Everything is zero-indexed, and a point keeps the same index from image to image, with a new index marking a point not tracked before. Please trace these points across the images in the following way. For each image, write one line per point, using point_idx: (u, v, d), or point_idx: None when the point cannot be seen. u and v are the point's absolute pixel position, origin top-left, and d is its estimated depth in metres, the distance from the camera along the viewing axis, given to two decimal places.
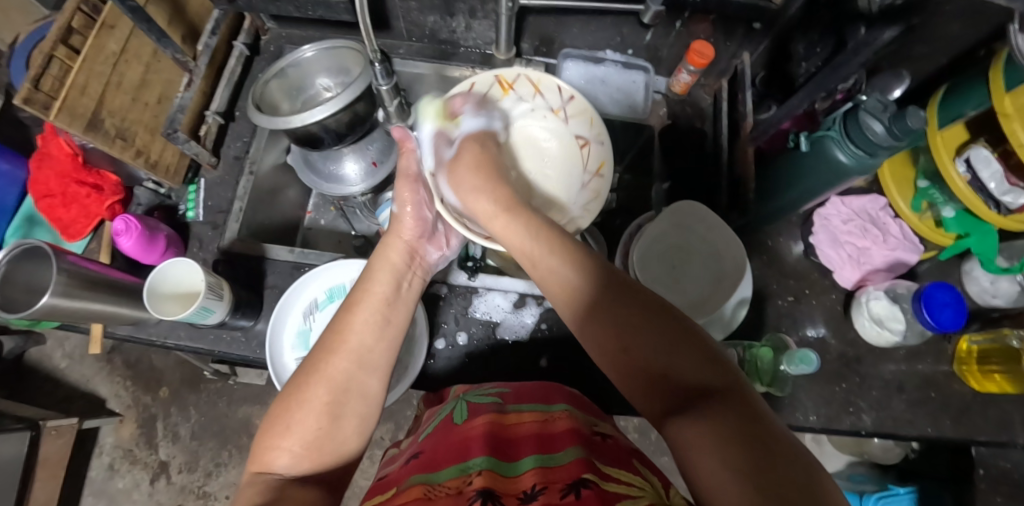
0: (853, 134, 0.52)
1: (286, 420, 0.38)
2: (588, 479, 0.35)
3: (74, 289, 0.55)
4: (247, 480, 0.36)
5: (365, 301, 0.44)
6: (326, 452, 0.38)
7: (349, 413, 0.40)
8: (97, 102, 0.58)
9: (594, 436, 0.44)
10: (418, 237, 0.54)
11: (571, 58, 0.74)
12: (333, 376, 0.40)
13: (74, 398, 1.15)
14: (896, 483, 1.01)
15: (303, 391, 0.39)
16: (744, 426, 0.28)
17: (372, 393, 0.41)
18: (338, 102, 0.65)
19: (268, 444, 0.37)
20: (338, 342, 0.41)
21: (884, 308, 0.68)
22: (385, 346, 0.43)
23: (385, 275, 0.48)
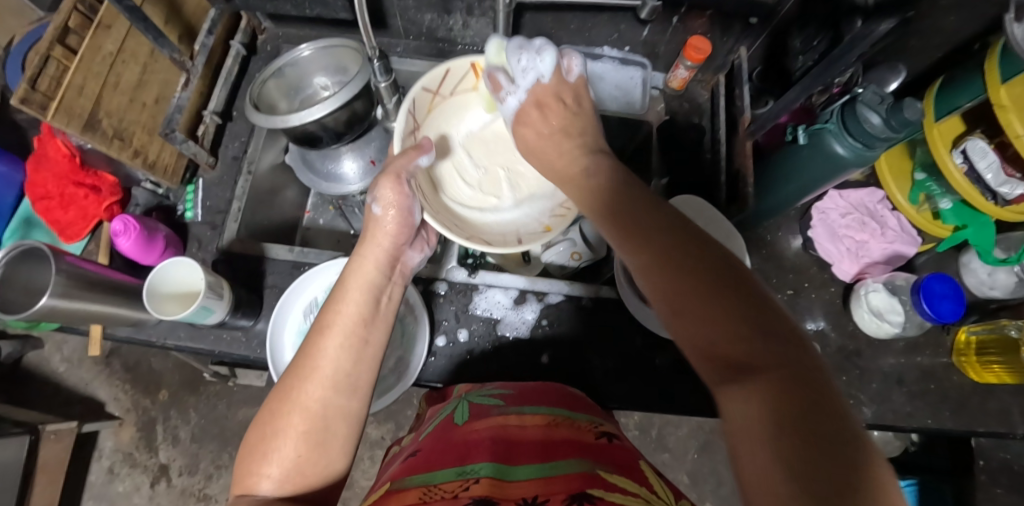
0: (851, 126, 0.52)
1: (265, 449, 0.37)
2: (592, 494, 0.36)
3: (73, 290, 0.55)
4: (232, 502, 0.37)
5: (339, 325, 0.41)
6: (310, 474, 0.38)
7: (331, 436, 0.39)
8: (94, 103, 0.58)
9: (600, 439, 0.45)
10: (399, 241, 0.48)
11: (568, 55, 0.75)
12: (309, 405, 0.38)
13: (72, 401, 1.14)
14: (896, 476, 1.02)
15: (279, 421, 0.38)
16: (796, 422, 0.25)
17: (354, 414, 0.40)
18: (335, 101, 0.65)
19: (252, 469, 0.37)
20: (311, 369, 0.39)
21: (883, 300, 0.68)
22: (364, 368, 0.41)
23: (358, 294, 0.43)
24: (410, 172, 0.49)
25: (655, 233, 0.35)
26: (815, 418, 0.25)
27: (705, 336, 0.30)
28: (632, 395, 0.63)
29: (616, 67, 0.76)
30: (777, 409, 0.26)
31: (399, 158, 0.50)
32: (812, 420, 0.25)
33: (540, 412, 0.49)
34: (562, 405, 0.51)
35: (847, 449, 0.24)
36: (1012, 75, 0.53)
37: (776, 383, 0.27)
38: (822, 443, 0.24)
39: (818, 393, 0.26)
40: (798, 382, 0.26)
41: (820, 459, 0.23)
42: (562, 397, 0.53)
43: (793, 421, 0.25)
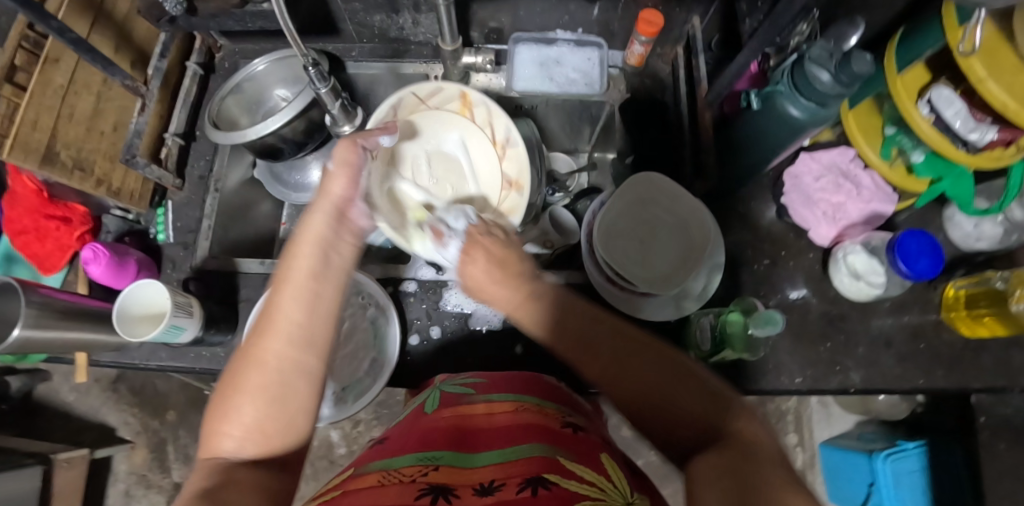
0: (802, 86, 0.51)
1: (226, 407, 0.36)
2: (548, 478, 0.35)
3: (46, 319, 0.56)
4: (197, 466, 0.36)
5: (291, 279, 0.40)
6: (272, 432, 0.36)
7: (290, 394, 0.37)
8: (51, 136, 0.59)
9: (565, 428, 0.44)
10: (348, 197, 0.46)
11: (521, 42, 0.73)
12: (266, 360, 0.37)
13: (84, 429, 1.17)
14: (905, 438, 0.99)
15: (239, 378, 0.37)
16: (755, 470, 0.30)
17: (313, 370, 0.38)
18: (291, 110, 0.65)
19: (212, 430, 0.36)
20: (268, 324, 0.38)
21: (862, 262, 0.66)
22: (320, 322, 0.39)
23: (308, 248, 0.41)
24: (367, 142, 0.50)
25: (609, 348, 0.41)
26: (755, 469, 0.30)
27: (665, 403, 0.38)
28: None
29: (572, 48, 0.74)
30: (728, 464, 0.30)
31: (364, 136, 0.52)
32: (754, 472, 0.30)
33: (510, 400, 0.48)
34: (532, 392, 0.51)
35: (781, 493, 0.27)
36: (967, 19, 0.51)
37: (729, 452, 0.31)
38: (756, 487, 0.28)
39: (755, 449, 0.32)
40: (746, 454, 0.31)
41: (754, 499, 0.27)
42: (533, 385, 0.53)
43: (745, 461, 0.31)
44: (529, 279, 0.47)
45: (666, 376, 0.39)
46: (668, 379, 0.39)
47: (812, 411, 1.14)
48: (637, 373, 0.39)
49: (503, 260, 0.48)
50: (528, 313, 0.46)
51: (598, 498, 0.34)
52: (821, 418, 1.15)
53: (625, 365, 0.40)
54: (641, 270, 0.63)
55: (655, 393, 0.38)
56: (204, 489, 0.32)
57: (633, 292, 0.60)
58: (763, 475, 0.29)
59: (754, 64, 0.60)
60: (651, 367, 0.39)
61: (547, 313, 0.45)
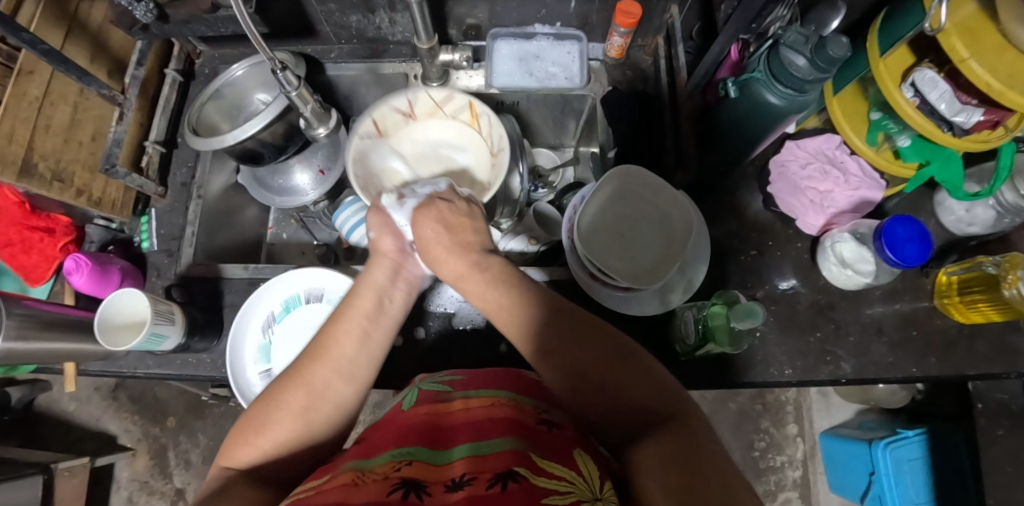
0: (779, 72, 0.50)
1: (263, 419, 0.40)
2: (518, 472, 0.35)
3: (28, 331, 0.57)
4: (215, 473, 0.39)
5: (349, 316, 0.46)
6: (296, 448, 0.40)
7: (322, 415, 0.41)
8: (27, 148, 0.59)
9: (541, 424, 0.44)
10: (399, 252, 0.52)
11: (500, 38, 0.73)
12: (311, 382, 0.42)
13: (86, 437, 1.19)
14: (906, 426, 0.98)
15: (281, 395, 0.41)
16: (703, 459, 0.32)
17: (350, 401, 0.43)
18: (267, 115, 0.64)
19: (242, 441, 0.39)
20: (322, 351, 0.43)
21: (851, 249, 0.65)
22: (366, 359, 0.45)
23: (366, 292, 0.48)
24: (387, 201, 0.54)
25: (567, 329, 0.44)
26: (697, 450, 0.33)
27: (620, 395, 0.40)
28: None
29: (550, 43, 0.73)
30: (673, 447, 0.33)
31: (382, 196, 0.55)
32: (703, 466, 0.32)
33: (487, 395, 0.48)
34: (511, 387, 0.50)
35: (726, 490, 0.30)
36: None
37: (675, 432, 0.35)
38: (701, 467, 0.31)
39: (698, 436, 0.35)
40: (687, 429, 0.35)
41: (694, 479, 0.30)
42: (513, 380, 0.52)
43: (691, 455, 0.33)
44: (480, 255, 0.49)
45: (621, 370, 0.41)
46: (629, 375, 0.40)
47: (811, 401, 1.13)
48: (587, 356, 0.42)
49: (454, 225, 0.51)
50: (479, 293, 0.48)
51: (568, 493, 0.34)
52: (821, 408, 1.14)
53: (574, 355, 0.42)
54: (624, 265, 0.62)
55: (608, 382, 0.40)
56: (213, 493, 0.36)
57: (615, 286, 0.59)
58: (709, 455, 0.33)
59: (732, 51, 0.58)
60: (599, 355, 0.42)
61: (506, 296, 0.47)
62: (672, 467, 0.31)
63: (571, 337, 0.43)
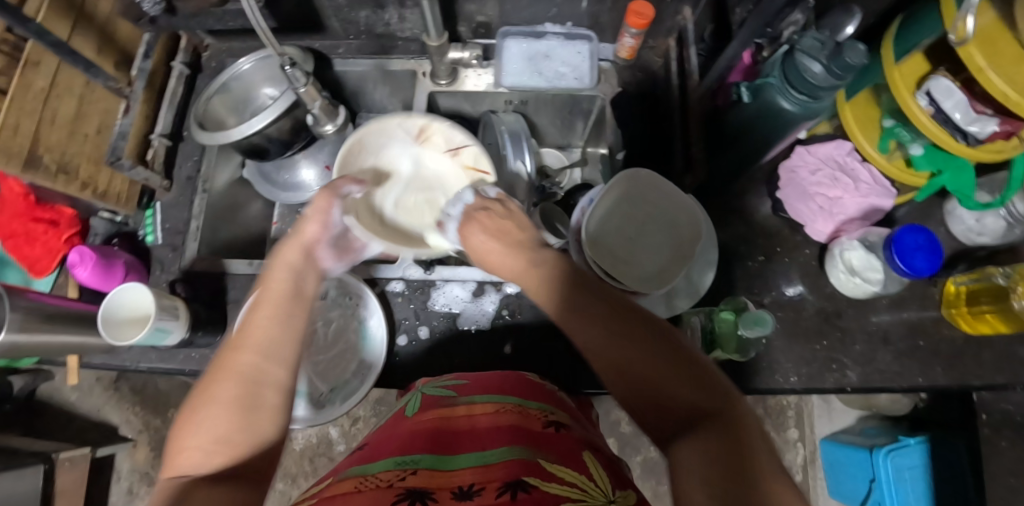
0: (793, 78, 0.49)
1: (195, 418, 0.35)
2: (528, 482, 0.34)
3: (32, 324, 0.57)
4: (159, 489, 0.34)
5: (267, 298, 0.42)
6: (240, 443, 0.35)
7: (265, 405, 0.37)
8: (33, 140, 0.59)
9: (545, 429, 0.43)
10: (318, 237, 0.49)
11: (510, 37, 0.72)
12: (240, 370, 0.37)
13: (87, 427, 1.19)
14: (907, 434, 0.98)
15: (208, 391, 0.37)
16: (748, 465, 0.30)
17: (284, 384, 0.39)
18: (275, 110, 0.64)
19: (177, 447, 0.34)
20: (241, 338, 0.39)
21: (860, 258, 0.65)
22: (292, 337, 0.41)
23: (282, 272, 0.45)
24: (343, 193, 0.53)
25: (614, 319, 0.41)
26: (743, 461, 0.31)
27: (660, 389, 0.37)
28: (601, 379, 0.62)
29: (561, 42, 0.72)
30: (717, 455, 0.31)
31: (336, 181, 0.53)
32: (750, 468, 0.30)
33: (492, 401, 0.48)
34: (516, 393, 0.50)
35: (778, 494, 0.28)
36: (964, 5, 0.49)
37: (717, 436, 0.33)
38: (751, 477, 0.29)
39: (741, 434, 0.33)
40: (733, 431, 0.33)
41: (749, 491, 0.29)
42: (517, 386, 0.52)
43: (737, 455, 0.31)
44: (535, 250, 0.48)
45: (666, 361, 0.38)
46: (664, 361, 0.38)
47: (813, 406, 1.13)
48: (632, 350, 0.39)
49: (503, 230, 0.50)
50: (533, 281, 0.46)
51: (576, 500, 0.34)
52: (822, 414, 1.14)
53: (614, 347, 0.40)
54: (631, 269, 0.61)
55: (651, 374, 0.38)
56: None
57: (622, 289, 0.58)
58: (756, 460, 0.31)
59: (746, 55, 0.59)
60: (643, 345, 0.39)
61: (551, 287, 0.45)
62: (722, 481, 0.30)
63: (619, 325, 0.40)
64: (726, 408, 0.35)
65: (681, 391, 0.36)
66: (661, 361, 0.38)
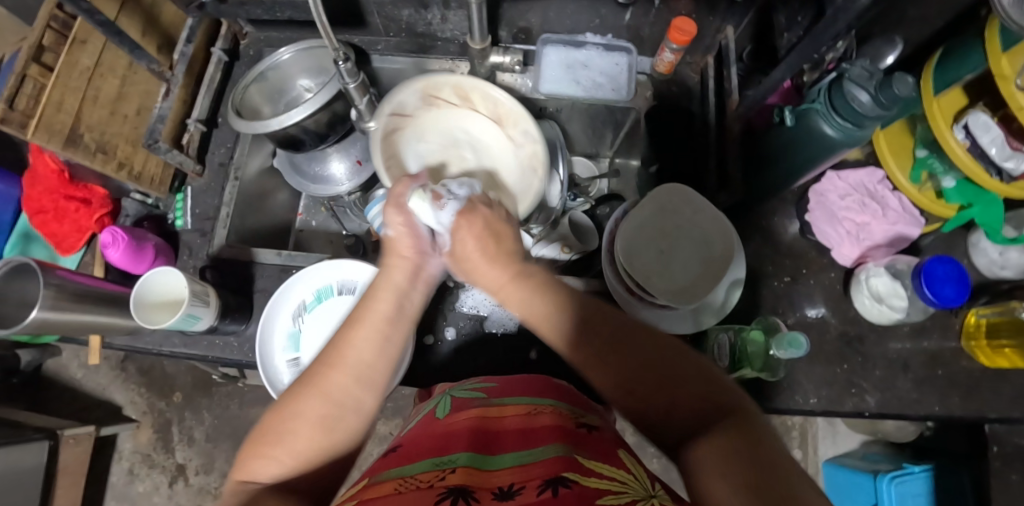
0: (838, 104, 0.49)
1: (279, 431, 0.37)
2: (569, 478, 0.34)
3: (63, 302, 0.56)
4: (233, 489, 0.37)
5: (369, 320, 0.42)
6: (314, 457, 0.38)
7: (343, 427, 0.39)
8: (75, 118, 0.59)
9: (579, 429, 0.43)
10: (421, 252, 0.45)
11: (550, 44, 0.73)
12: (330, 392, 0.39)
13: (91, 406, 1.18)
14: (912, 461, 0.98)
15: (298, 406, 0.38)
16: (763, 461, 0.28)
17: (367, 409, 0.41)
18: (314, 102, 0.64)
19: (257, 453, 0.37)
20: (337, 358, 0.40)
21: (885, 285, 0.65)
22: (385, 363, 0.42)
23: (385, 296, 0.43)
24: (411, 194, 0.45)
25: (609, 336, 0.40)
26: (753, 447, 0.29)
27: (667, 394, 0.36)
28: None
29: (600, 53, 0.73)
30: (733, 447, 0.30)
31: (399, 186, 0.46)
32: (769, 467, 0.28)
33: (522, 403, 0.48)
34: (547, 395, 0.50)
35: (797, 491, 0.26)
36: (1013, 44, 0.49)
37: (729, 432, 0.31)
38: (773, 466, 0.28)
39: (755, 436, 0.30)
40: (743, 424, 0.32)
41: (775, 481, 0.27)
42: (546, 388, 0.52)
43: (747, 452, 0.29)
44: (523, 263, 0.46)
45: (670, 365, 0.38)
46: (670, 364, 0.38)
47: (817, 428, 1.14)
48: (635, 355, 0.39)
49: (495, 234, 0.45)
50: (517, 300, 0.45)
51: (620, 492, 0.33)
52: (825, 435, 1.15)
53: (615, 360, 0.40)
54: (661, 281, 0.62)
55: (660, 382, 0.37)
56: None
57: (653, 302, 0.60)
58: (769, 450, 0.30)
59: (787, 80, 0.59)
60: (649, 353, 0.39)
61: (546, 302, 0.43)
62: (740, 469, 0.28)
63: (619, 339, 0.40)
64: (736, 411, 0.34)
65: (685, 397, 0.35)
66: (666, 367, 0.38)
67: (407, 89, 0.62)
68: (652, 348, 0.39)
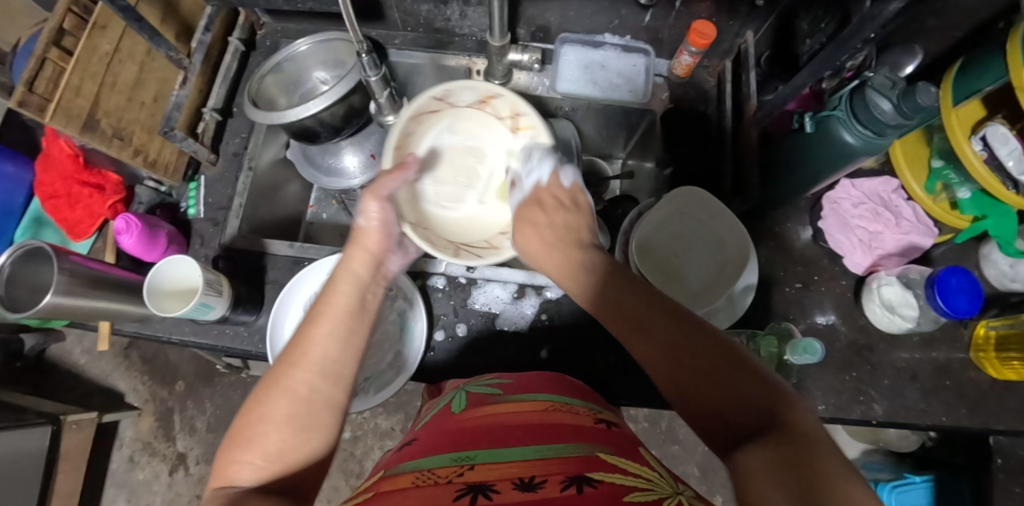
0: (860, 113, 0.49)
1: (249, 433, 0.36)
2: (591, 477, 0.34)
3: (76, 288, 0.56)
4: (208, 497, 0.35)
5: (329, 314, 0.42)
6: (290, 459, 0.36)
7: (316, 424, 0.38)
8: (92, 103, 0.59)
9: (598, 426, 0.43)
10: (384, 249, 0.49)
11: (568, 44, 0.74)
12: (294, 388, 0.38)
13: (93, 392, 1.18)
14: (913, 472, 0.98)
15: (264, 407, 0.37)
16: (818, 469, 0.27)
17: (339, 403, 0.39)
18: (331, 95, 0.64)
19: (230, 458, 0.36)
20: (300, 355, 0.39)
21: (896, 294, 0.65)
22: (349, 355, 0.41)
23: (347, 287, 0.45)
24: (391, 189, 0.52)
25: (667, 328, 0.39)
26: (806, 454, 0.28)
27: (719, 390, 0.34)
28: (635, 390, 0.62)
29: (618, 54, 0.74)
30: (782, 452, 0.28)
31: (381, 178, 0.52)
32: (823, 477, 0.26)
33: (538, 399, 0.48)
34: (561, 392, 0.50)
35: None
36: None
37: (777, 438, 0.29)
38: (825, 476, 0.26)
39: (805, 441, 0.29)
40: (791, 426, 0.30)
41: (830, 492, 0.25)
42: (562, 385, 0.52)
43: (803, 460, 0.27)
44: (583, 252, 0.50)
45: (719, 359, 0.35)
46: (718, 357, 0.36)
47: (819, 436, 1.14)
48: (682, 346, 0.37)
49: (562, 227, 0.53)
50: (581, 283, 0.48)
51: (646, 490, 0.33)
52: (827, 443, 1.14)
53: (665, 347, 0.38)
54: (674, 284, 0.62)
55: (709, 374, 0.35)
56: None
57: None
58: (821, 455, 0.28)
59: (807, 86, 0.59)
60: (700, 346, 0.37)
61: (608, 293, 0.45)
62: (793, 477, 0.26)
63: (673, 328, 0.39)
64: (785, 408, 0.31)
65: (735, 391, 0.33)
66: (714, 360, 0.35)
67: (461, 86, 0.60)
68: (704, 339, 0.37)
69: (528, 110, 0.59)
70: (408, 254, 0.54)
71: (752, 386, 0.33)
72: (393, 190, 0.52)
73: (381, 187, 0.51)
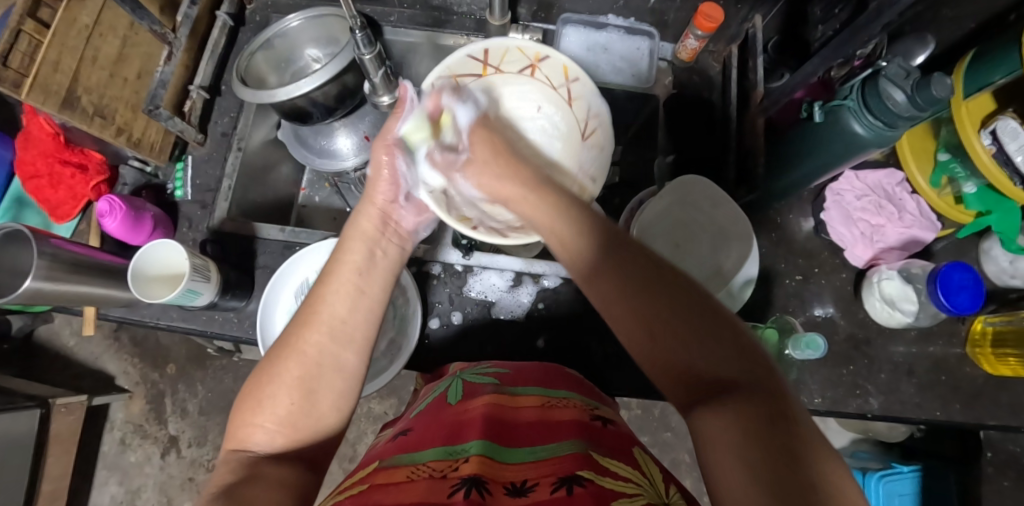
0: (872, 103, 0.48)
1: (259, 398, 0.36)
2: (582, 476, 0.33)
3: (57, 273, 0.54)
4: (221, 458, 0.35)
5: (337, 274, 0.42)
6: (302, 428, 0.36)
7: (325, 388, 0.38)
8: (72, 79, 0.57)
9: (594, 421, 0.42)
10: (391, 200, 0.49)
11: (570, 24, 0.72)
12: (305, 351, 0.38)
13: (83, 375, 1.17)
14: (900, 461, 0.98)
15: (274, 369, 0.37)
16: (789, 443, 0.25)
17: (349, 368, 0.39)
18: (324, 73, 0.61)
19: (244, 421, 0.36)
20: (310, 315, 0.39)
21: (895, 287, 0.65)
22: (360, 317, 0.41)
23: (358, 244, 0.44)
24: (399, 134, 0.50)
25: (637, 276, 0.35)
26: (780, 425, 0.26)
27: (692, 358, 0.31)
28: (631, 383, 0.62)
29: (620, 37, 0.73)
30: (751, 423, 0.26)
31: (391, 119, 0.50)
32: (794, 454, 0.25)
33: (532, 393, 0.46)
34: (554, 385, 0.49)
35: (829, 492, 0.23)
36: None
37: (748, 406, 0.27)
38: (798, 451, 0.25)
39: (783, 418, 0.26)
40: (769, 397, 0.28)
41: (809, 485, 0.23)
42: (560, 378, 0.50)
43: (776, 434, 0.25)
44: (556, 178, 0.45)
45: (691, 324, 0.32)
46: (689, 317, 0.32)
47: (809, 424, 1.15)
48: (658, 306, 0.33)
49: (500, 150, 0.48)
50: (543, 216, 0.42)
51: (635, 495, 0.32)
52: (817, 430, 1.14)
53: (628, 311, 0.34)
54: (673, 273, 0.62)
55: (680, 333, 0.32)
56: (232, 482, 0.31)
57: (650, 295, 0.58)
58: (801, 434, 0.26)
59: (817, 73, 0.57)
60: (676, 303, 0.33)
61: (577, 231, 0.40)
62: (767, 464, 0.24)
63: (644, 287, 0.34)
64: (762, 375, 0.29)
65: (705, 360, 0.31)
66: (693, 322, 0.32)
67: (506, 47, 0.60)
68: (685, 297, 0.33)
69: (590, 90, 0.60)
70: (423, 212, 0.52)
71: (733, 352, 0.30)
72: (400, 134, 0.50)
73: (390, 135, 0.50)
